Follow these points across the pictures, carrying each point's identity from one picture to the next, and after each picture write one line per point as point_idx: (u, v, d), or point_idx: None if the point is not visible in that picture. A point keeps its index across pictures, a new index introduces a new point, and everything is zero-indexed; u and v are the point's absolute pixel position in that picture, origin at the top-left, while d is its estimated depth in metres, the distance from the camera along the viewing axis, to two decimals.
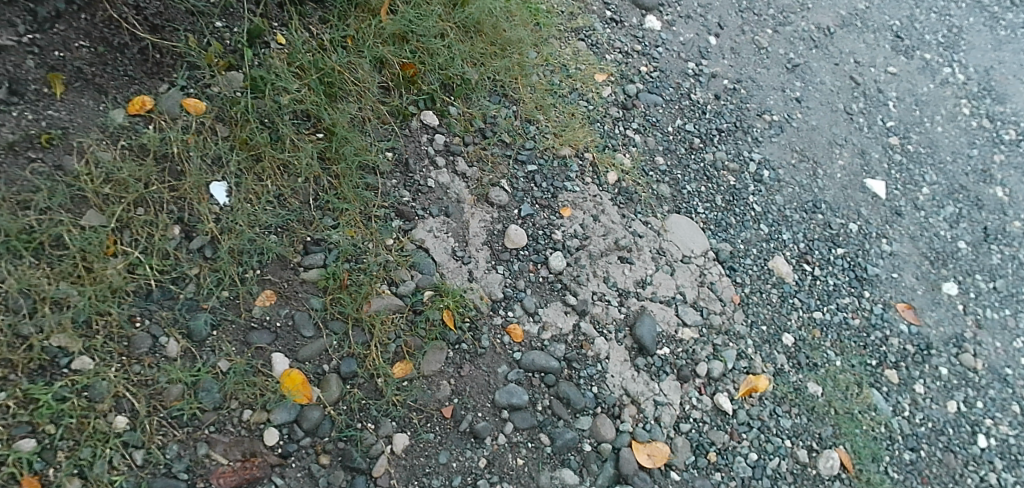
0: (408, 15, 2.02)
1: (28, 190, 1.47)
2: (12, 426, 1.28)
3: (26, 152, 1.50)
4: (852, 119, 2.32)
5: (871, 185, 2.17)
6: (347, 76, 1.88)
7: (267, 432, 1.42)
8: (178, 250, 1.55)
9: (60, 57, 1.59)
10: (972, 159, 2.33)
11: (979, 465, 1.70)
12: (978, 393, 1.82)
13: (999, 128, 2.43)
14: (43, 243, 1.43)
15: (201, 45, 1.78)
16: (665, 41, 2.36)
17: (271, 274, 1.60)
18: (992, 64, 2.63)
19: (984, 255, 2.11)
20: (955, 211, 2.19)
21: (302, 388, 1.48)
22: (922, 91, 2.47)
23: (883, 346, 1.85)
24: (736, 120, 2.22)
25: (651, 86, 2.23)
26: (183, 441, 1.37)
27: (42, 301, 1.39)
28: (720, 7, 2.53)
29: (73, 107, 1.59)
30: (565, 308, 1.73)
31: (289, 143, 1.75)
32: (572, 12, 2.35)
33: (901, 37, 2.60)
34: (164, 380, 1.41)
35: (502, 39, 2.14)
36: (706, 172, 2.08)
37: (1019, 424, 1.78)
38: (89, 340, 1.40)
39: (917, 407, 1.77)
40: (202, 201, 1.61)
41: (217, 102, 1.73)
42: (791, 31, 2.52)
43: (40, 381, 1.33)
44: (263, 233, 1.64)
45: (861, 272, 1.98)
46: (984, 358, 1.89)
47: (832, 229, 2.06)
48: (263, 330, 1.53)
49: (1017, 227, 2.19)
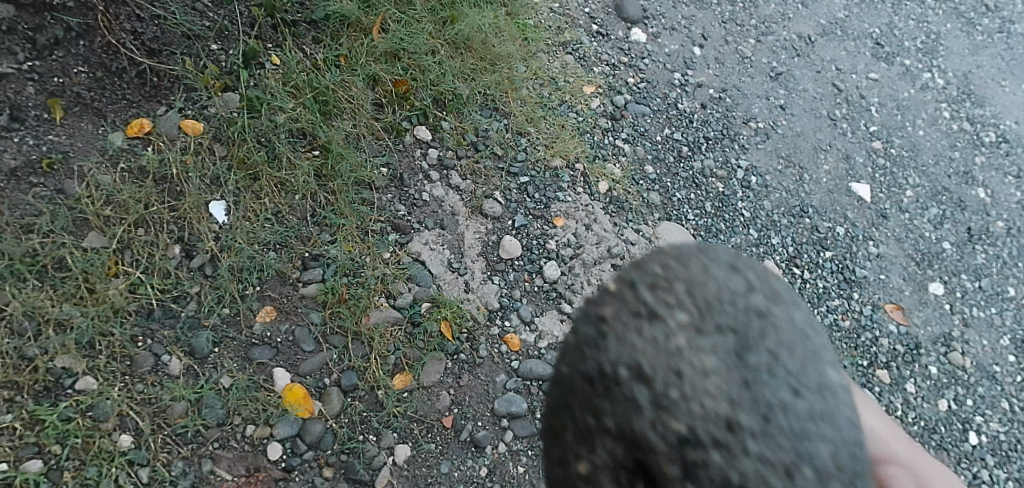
0: (399, 34, 2.06)
1: (30, 213, 1.50)
2: (18, 448, 1.31)
3: (29, 177, 1.53)
4: (836, 125, 2.38)
5: (857, 189, 2.23)
6: (341, 95, 1.90)
7: (270, 447, 1.45)
8: (178, 269, 1.58)
9: (60, 83, 1.63)
10: (954, 161, 2.40)
11: (972, 462, 1.83)
12: (967, 391, 1.93)
13: (979, 130, 2.51)
14: (45, 265, 1.46)
15: (198, 68, 1.81)
16: (651, 52, 2.39)
17: (271, 290, 1.62)
18: (970, 69, 2.70)
19: (969, 256, 2.19)
20: (939, 212, 2.26)
21: (304, 401, 1.51)
22: (903, 96, 2.52)
23: (874, 347, 1.93)
24: (723, 128, 2.26)
25: (639, 96, 2.26)
26: (188, 458, 1.40)
27: (46, 323, 1.41)
28: (704, 19, 2.55)
29: (73, 131, 1.62)
30: (561, 316, 1.77)
31: (286, 161, 1.77)
32: (560, 26, 2.35)
33: (881, 45, 2.65)
34: (168, 398, 1.43)
35: (491, 54, 2.16)
36: (695, 179, 2.12)
37: (1009, 420, 1.90)
38: (93, 360, 1.42)
39: (909, 406, 1.88)
40: (202, 219, 1.63)
41: (214, 122, 1.76)
42: (773, 41, 2.56)
43: (45, 402, 1.36)
44: (263, 250, 1.66)
45: (849, 274, 2.04)
46: (972, 356, 1.99)
47: (819, 233, 2.10)
48: (264, 346, 1.55)
49: (1001, 227, 2.27)
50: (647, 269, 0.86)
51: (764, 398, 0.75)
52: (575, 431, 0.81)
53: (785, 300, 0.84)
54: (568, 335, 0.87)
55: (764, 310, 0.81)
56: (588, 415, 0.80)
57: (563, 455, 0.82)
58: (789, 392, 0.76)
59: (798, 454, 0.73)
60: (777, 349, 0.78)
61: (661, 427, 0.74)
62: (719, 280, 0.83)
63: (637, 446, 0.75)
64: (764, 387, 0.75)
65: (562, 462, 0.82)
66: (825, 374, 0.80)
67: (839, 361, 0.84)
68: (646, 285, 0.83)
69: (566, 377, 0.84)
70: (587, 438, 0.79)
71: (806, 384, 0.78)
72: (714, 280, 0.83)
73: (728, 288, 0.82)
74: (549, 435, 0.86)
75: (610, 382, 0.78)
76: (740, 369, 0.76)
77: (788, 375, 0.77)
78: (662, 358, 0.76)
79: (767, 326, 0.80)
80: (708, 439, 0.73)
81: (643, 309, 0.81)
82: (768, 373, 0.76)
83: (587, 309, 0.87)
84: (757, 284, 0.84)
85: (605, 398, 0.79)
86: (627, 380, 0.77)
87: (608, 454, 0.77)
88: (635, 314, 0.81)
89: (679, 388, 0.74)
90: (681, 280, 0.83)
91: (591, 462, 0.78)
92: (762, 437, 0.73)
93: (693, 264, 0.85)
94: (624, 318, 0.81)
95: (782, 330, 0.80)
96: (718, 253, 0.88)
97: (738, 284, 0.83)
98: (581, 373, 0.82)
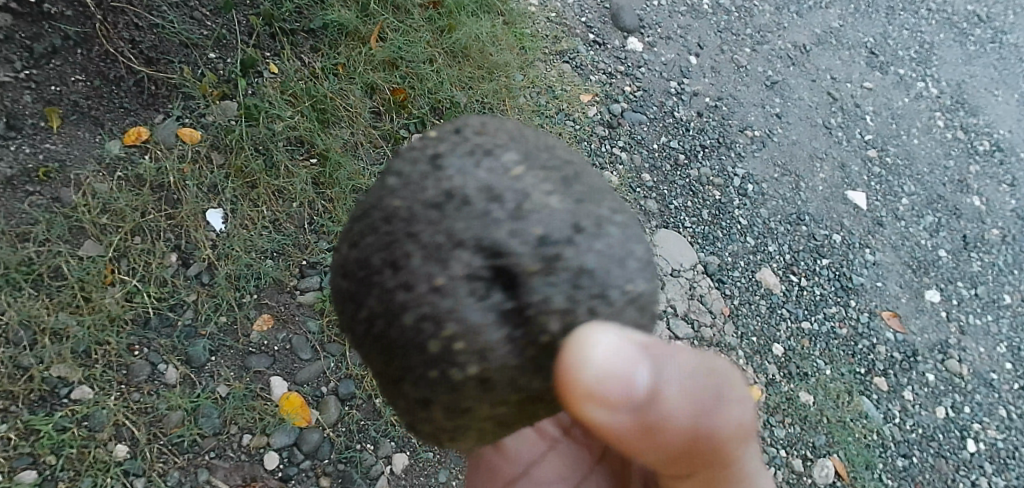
0: (397, 42, 2.04)
1: (27, 223, 1.49)
2: (13, 458, 1.30)
3: (24, 186, 1.52)
4: (831, 133, 2.39)
5: (853, 197, 2.24)
6: (339, 103, 1.89)
7: (267, 457, 1.46)
8: (175, 277, 1.57)
9: (57, 92, 1.63)
10: (949, 170, 2.43)
11: (970, 470, 1.85)
12: (965, 398, 1.95)
13: (974, 139, 2.55)
14: (41, 273, 1.45)
15: (196, 76, 1.79)
16: (647, 61, 2.40)
17: (268, 298, 1.62)
18: (964, 78, 2.73)
19: (965, 263, 2.23)
20: (935, 220, 2.29)
21: (301, 410, 1.51)
22: (898, 104, 2.54)
23: (871, 354, 1.94)
24: (719, 136, 2.27)
25: (635, 105, 2.27)
26: (184, 468, 1.40)
27: (42, 333, 1.40)
28: (700, 28, 2.55)
29: (70, 140, 1.61)
30: None
31: (284, 169, 1.76)
32: (556, 35, 2.35)
33: (875, 54, 2.67)
34: (164, 407, 1.43)
35: (489, 63, 2.14)
36: (691, 187, 2.12)
37: (1005, 428, 1.94)
38: (89, 369, 1.41)
39: (907, 414, 1.88)
40: (200, 228, 1.63)
41: (211, 130, 1.74)
42: (768, 50, 2.57)
43: (40, 412, 1.35)
44: (260, 258, 1.65)
45: (847, 282, 2.05)
46: (969, 364, 2.02)
47: (816, 241, 2.11)
48: (261, 355, 1.55)
49: (996, 235, 2.31)
50: (467, 122, 0.90)
51: (595, 209, 0.81)
52: (423, 252, 0.76)
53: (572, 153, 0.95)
54: (388, 180, 0.84)
55: (568, 154, 0.90)
56: (437, 235, 0.76)
57: (408, 277, 0.76)
58: (610, 206, 0.83)
59: (630, 251, 0.80)
60: (591, 180, 0.86)
61: (519, 234, 0.76)
62: (533, 135, 0.90)
63: (492, 252, 0.75)
64: (592, 203, 0.81)
65: (405, 284, 0.76)
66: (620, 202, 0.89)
67: None
68: (472, 131, 0.88)
69: (401, 208, 0.80)
70: (438, 253, 0.75)
71: (620, 206, 0.85)
72: (529, 133, 0.90)
73: (540, 138, 0.91)
74: (383, 267, 0.78)
75: (456, 202, 0.78)
76: (571, 190, 0.81)
77: (608, 197, 0.85)
78: (505, 179, 0.80)
79: (581, 167, 0.88)
80: (559, 240, 0.76)
81: (475, 147, 0.84)
82: (592, 193, 0.83)
83: (411, 156, 0.86)
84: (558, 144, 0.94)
85: (455, 216, 0.77)
86: (478, 199, 0.78)
87: (465, 262, 0.75)
88: (469, 150, 0.84)
89: (528, 198, 0.78)
90: (503, 130, 0.88)
91: (449, 273, 0.74)
92: (603, 237, 0.79)
93: (503, 121, 0.92)
94: (459, 154, 0.83)
95: (591, 172, 0.89)
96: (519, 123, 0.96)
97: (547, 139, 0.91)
98: (423, 202, 0.79)
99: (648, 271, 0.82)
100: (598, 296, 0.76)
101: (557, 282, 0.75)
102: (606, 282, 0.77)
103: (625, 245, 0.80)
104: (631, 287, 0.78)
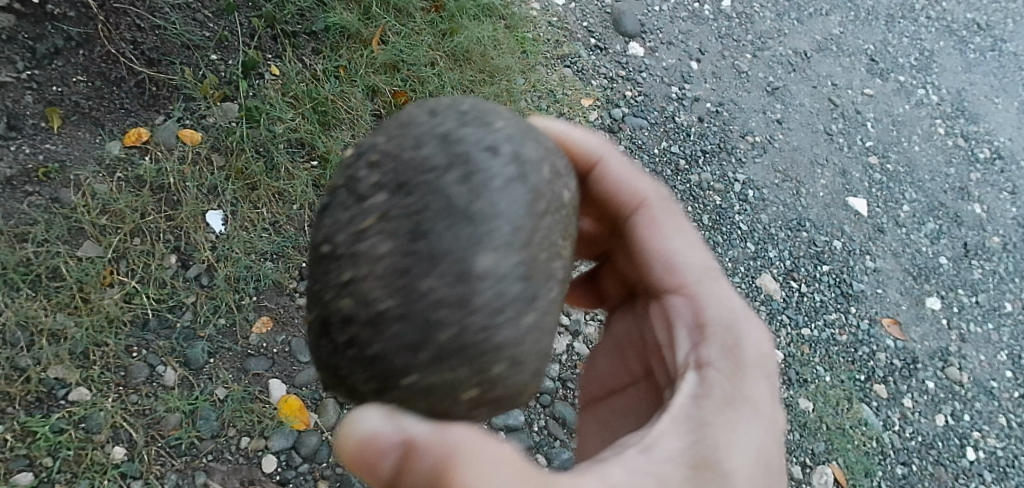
0: (398, 45, 2.04)
1: (26, 223, 1.48)
2: (9, 460, 1.30)
3: (24, 186, 1.52)
4: (832, 139, 2.39)
5: (854, 204, 2.24)
6: (340, 105, 1.88)
7: (265, 460, 1.45)
8: (175, 279, 1.56)
9: (58, 92, 1.63)
10: (949, 178, 2.43)
11: (970, 478, 1.84)
12: (965, 406, 1.95)
13: (974, 147, 2.55)
14: (39, 274, 1.44)
15: (197, 78, 1.79)
16: (648, 66, 2.40)
17: (268, 301, 1.61)
18: (964, 86, 2.73)
19: (966, 271, 2.23)
20: (936, 227, 2.29)
21: (300, 413, 1.51)
22: (898, 111, 2.54)
23: (871, 361, 1.94)
24: (719, 141, 2.27)
25: (636, 109, 2.26)
26: (181, 471, 1.39)
27: (39, 334, 1.39)
28: (701, 33, 2.55)
29: (71, 140, 1.61)
30: (558, 328, 1.80)
31: (285, 172, 1.75)
32: (558, 39, 2.34)
33: (876, 61, 2.67)
34: (162, 409, 1.42)
35: (490, 66, 2.13)
36: (692, 192, 2.12)
37: (1005, 436, 1.94)
38: (86, 370, 1.40)
39: (907, 421, 1.88)
40: (200, 229, 1.62)
41: (212, 132, 1.74)
42: (769, 56, 2.57)
43: (37, 414, 1.34)
44: (260, 260, 1.65)
45: (847, 288, 2.05)
46: (969, 372, 2.02)
47: (816, 247, 2.11)
48: (260, 357, 1.55)
49: (997, 242, 2.32)
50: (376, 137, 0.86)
51: (412, 286, 0.75)
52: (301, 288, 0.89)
53: (477, 168, 0.79)
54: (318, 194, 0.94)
55: (450, 188, 0.78)
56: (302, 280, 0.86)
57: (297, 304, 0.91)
58: (438, 282, 0.75)
59: (431, 341, 0.75)
60: (444, 236, 0.76)
61: (333, 303, 0.80)
62: (422, 157, 0.81)
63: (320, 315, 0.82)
64: (415, 275, 0.75)
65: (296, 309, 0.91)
66: (474, 259, 0.75)
67: (528, 255, 0.79)
68: (364, 157, 0.85)
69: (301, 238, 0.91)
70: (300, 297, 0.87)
71: (461, 275, 0.75)
72: (418, 155, 0.81)
73: (423, 168, 0.80)
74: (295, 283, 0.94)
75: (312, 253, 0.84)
76: (400, 255, 0.76)
77: (446, 263, 0.75)
78: (345, 240, 0.80)
79: (445, 211, 0.77)
80: (360, 321, 0.78)
81: (349, 186, 0.84)
82: (421, 258, 0.75)
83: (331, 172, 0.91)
84: (463, 160, 0.80)
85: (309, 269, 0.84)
86: (321, 257, 0.82)
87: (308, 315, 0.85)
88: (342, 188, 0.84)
89: (353, 267, 0.78)
90: (387, 155, 0.83)
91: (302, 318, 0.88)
92: (404, 322, 0.75)
93: (409, 136, 0.84)
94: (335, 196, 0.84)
95: (460, 215, 0.77)
96: (445, 120, 0.84)
97: (442, 158, 0.80)
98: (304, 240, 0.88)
99: (450, 357, 0.75)
100: (386, 380, 0.78)
101: (354, 360, 0.79)
102: (394, 370, 0.77)
103: (423, 329, 0.75)
104: (411, 379, 0.77)
